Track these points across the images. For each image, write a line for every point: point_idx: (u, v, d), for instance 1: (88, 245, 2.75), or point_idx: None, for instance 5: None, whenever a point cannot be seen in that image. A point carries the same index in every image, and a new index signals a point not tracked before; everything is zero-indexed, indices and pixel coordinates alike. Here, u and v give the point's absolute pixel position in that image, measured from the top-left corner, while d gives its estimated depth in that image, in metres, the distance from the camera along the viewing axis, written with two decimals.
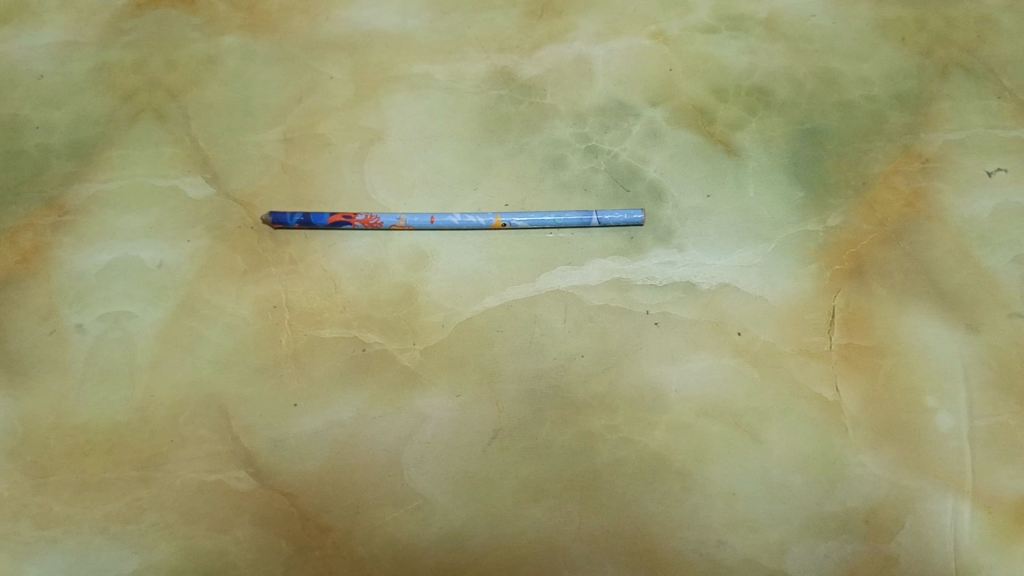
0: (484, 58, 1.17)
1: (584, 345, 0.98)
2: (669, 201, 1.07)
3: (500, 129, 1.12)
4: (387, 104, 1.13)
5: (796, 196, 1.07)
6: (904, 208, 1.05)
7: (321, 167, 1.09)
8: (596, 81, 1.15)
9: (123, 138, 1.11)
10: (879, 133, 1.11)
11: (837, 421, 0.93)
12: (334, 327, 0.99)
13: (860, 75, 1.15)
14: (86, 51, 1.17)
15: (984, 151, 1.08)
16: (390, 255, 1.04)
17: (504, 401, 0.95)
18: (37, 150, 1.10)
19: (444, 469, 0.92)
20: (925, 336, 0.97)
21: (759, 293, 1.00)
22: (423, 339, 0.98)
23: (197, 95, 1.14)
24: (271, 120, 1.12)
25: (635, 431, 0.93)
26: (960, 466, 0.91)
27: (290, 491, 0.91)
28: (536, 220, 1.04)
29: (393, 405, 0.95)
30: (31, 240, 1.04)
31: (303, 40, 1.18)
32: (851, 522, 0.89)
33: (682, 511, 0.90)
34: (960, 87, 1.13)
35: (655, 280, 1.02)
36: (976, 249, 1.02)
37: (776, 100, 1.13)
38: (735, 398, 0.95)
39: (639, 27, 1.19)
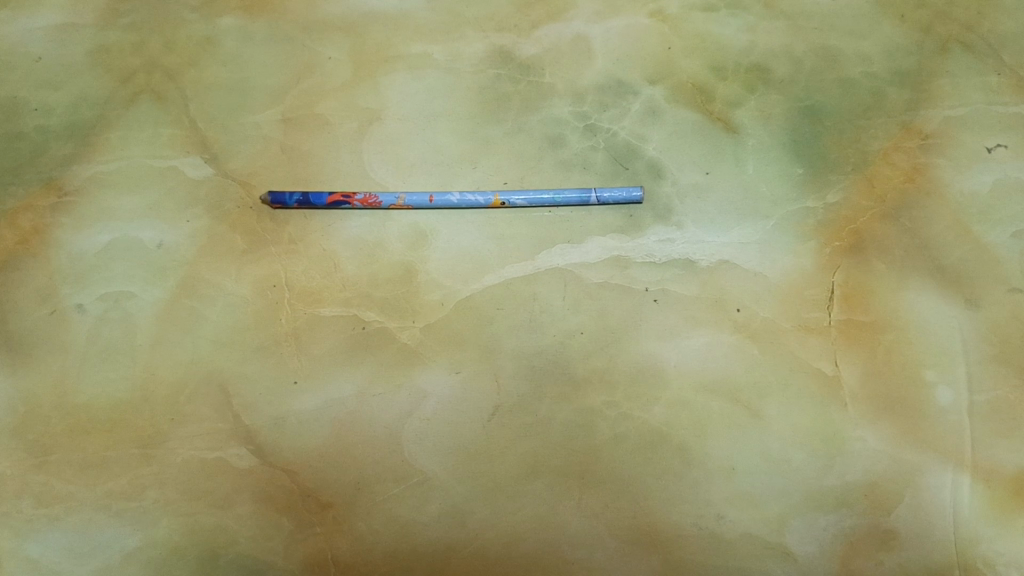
0: (482, 37, 1.16)
1: (583, 323, 0.98)
2: (668, 179, 1.07)
3: (498, 108, 1.12)
4: (385, 84, 1.13)
5: (795, 173, 1.07)
6: (904, 184, 1.05)
7: (320, 147, 1.09)
8: (595, 60, 1.15)
9: (121, 119, 1.11)
10: (879, 110, 1.11)
11: (837, 396, 0.94)
12: (333, 305, 0.99)
13: (859, 53, 1.14)
14: (84, 33, 1.17)
15: (984, 127, 1.08)
16: (390, 233, 1.04)
17: (504, 378, 0.95)
18: (36, 132, 1.10)
19: (444, 445, 0.92)
20: (924, 311, 0.97)
21: (758, 269, 1.00)
22: (422, 317, 0.98)
23: (195, 76, 1.14)
24: (270, 101, 1.12)
25: (635, 407, 0.94)
26: (960, 440, 0.91)
27: (291, 467, 0.91)
28: (534, 198, 1.04)
29: (393, 383, 0.95)
30: (31, 221, 1.04)
31: (301, 21, 1.17)
32: (851, 495, 0.89)
33: (682, 486, 0.90)
34: (960, 63, 1.12)
35: (654, 257, 1.02)
36: (976, 225, 1.02)
37: (775, 78, 1.13)
38: (735, 374, 0.95)
39: (638, 6, 1.18)
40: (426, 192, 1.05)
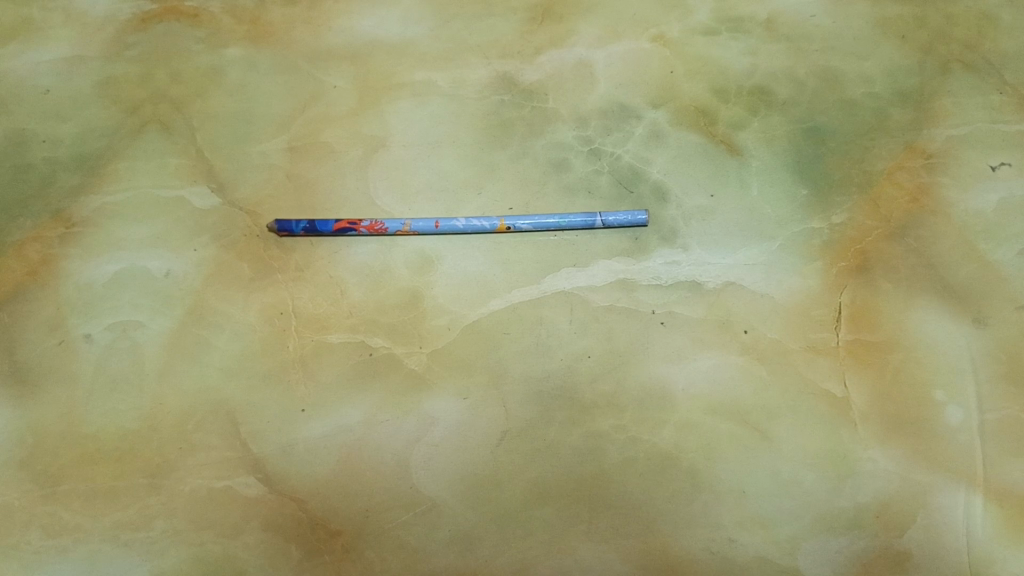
0: (486, 64, 1.18)
1: (591, 346, 0.98)
2: (672, 202, 1.07)
3: (503, 134, 1.12)
4: (390, 112, 1.14)
5: (799, 194, 1.07)
6: (908, 204, 1.05)
7: (326, 175, 1.10)
8: (598, 84, 1.16)
9: (128, 150, 1.12)
10: (881, 131, 1.11)
11: (846, 417, 0.93)
12: (340, 332, 0.99)
13: (861, 74, 1.16)
14: (92, 65, 1.18)
15: (987, 146, 1.08)
16: (396, 260, 1.04)
17: (511, 403, 0.95)
18: (44, 163, 1.11)
19: (452, 470, 0.92)
20: (932, 330, 0.97)
21: (765, 291, 1.00)
22: (429, 343, 0.98)
23: (201, 106, 1.15)
24: (276, 129, 1.13)
25: (644, 430, 0.93)
26: (971, 460, 0.90)
27: (299, 496, 0.91)
28: (539, 223, 1.04)
29: (401, 409, 0.95)
30: (39, 252, 1.05)
31: (307, 50, 1.19)
32: (863, 517, 0.88)
33: (693, 509, 0.89)
34: (962, 83, 1.14)
35: (661, 280, 1.02)
36: (982, 243, 1.02)
37: (778, 100, 1.14)
38: (743, 395, 0.95)
39: (639, 32, 1.20)
40: (432, 218, 1.06)
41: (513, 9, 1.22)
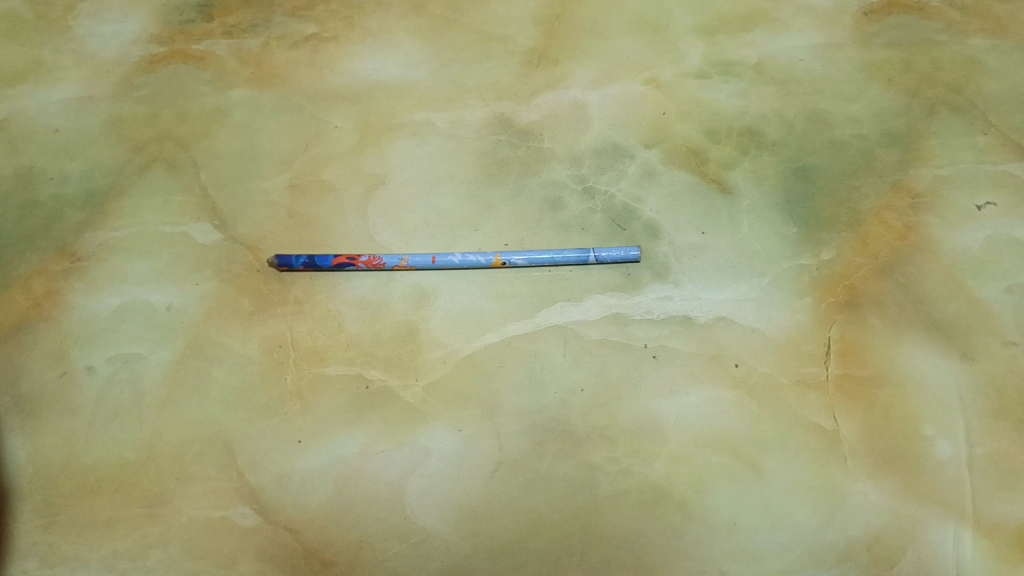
0: (484, 105, 1.21)
1: (584, 379, 0.99)
2: (664, 239, 1.09)
3: (499, 172, 1.15)
4: (390, 151, 1.17)
5: (789, 232, 1.09)
6: (896, 241, 1.07)
7: (326, 212, 1.12)
8: (592, 125, 1.19)
9: (134, 187, 1.15)
10: (869, 171, 1.14)
11: (836, 451, 0.94)
12: (337, 365, 1.01)
13: (849, 116, 1.19)
14: (101, 106, 1.22)
15: (973, 186, 1.11)
16: (393, 294, 1.06)
17: (505, 435, 0.96)
18: (51, 199, 1.14)
19: (446, 502, 0.93)
20: (920, 365, 0.99)
21: (755, 325, 1.02)
22: (424, 375, 1.00)
23: (206, 145, 1.18)
24: (278, 168, 1.16)
25: (636, 462, 0.94)
26: (961, 493, 0.91)
27: (294, 526, 0.92)
28: (534, 258, 1.07)
29: (396, 441, 0.96)
30: (43, 285, 1.07)
31: (310, 92, 1.22)
32: (854, 549, 0.89)
33: (684, 541, 0.90)
34: (948, 125, 1.17)
35: (653, 314, 1.03)
36: (968, 280, 1.04)
37: (768, 141, 1.17)
38: (734, 429, 0.96)
39: (633, 75, 1.23)
40: (428, 253, 1.08)
41: (510, 53, 1.26)
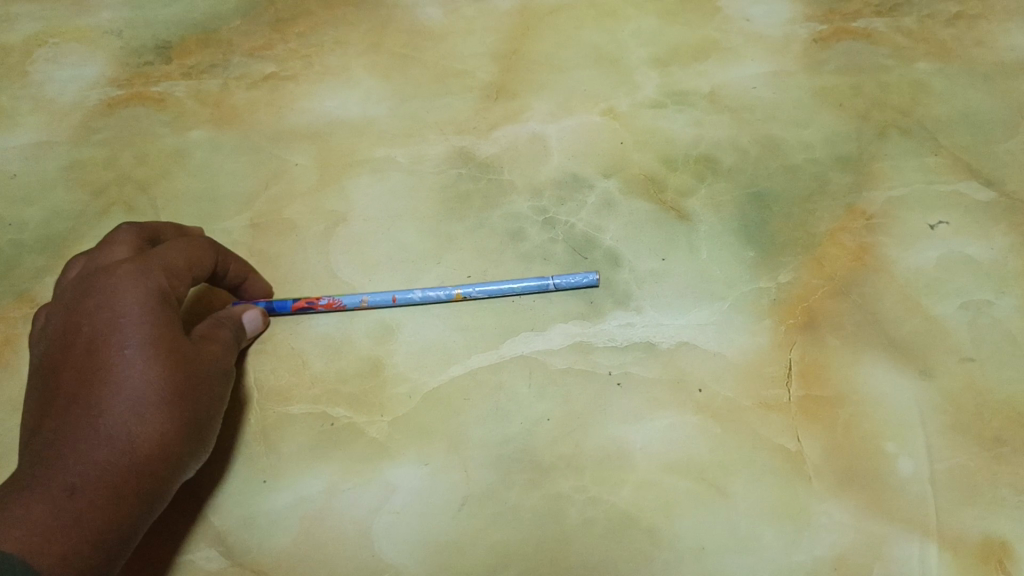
0: (443, 140, 1.22)
1: (549, 409, 1.00)
2: (625, 266, 1.10)
3: (460, 206, 1.16)
4: (351, 187, 1.17)
5: (747, 256, 1.11)
6: (852, 262, 1.09)
7: (289, 250, 1.13)
8: (551, 156, 1.20)
9: (94, 231, 1.14)
10: (823, 194, 1.16)
11: (801, 471, 0.95)
12: (301, 403, 1.01)
13: (802, 141, 1.21)
14: (59, 150, 1.21)
15: (925, 206, 1.14)
16: (356, 330, 1.06)
17: (471, 468, 0.96)
18: (9, 246, 1.13)
19: (415, 537, 0.92)
20: (880, 384, 1.00)
21: (717, 350, 1.03)
22: (390, 411, 1.00)
23: (166, 186, 1.18)
24: (239, 207, 1.16)
25: (603, 490, 0.95)
26: (924, 509, 0.93)
27: (261, 569, 0.91)
28: (494, 289, 1.07)
29: (362, 478, 0.96)
30: (2, 333, 1.06)
31: (269, 131, 1.23)
32: (821, 570, 0.90)
33: (654, 568, 0.90)
34: (898, 147, 1.20)
35: (616, 342, 1.04)
36: (924, 299, 1.06)
37: (723, 167, 1.19)
38: (699, 453, 0.97)
39: (590, 107, 1.25)
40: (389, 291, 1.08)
41: (468, 88, 1.27)
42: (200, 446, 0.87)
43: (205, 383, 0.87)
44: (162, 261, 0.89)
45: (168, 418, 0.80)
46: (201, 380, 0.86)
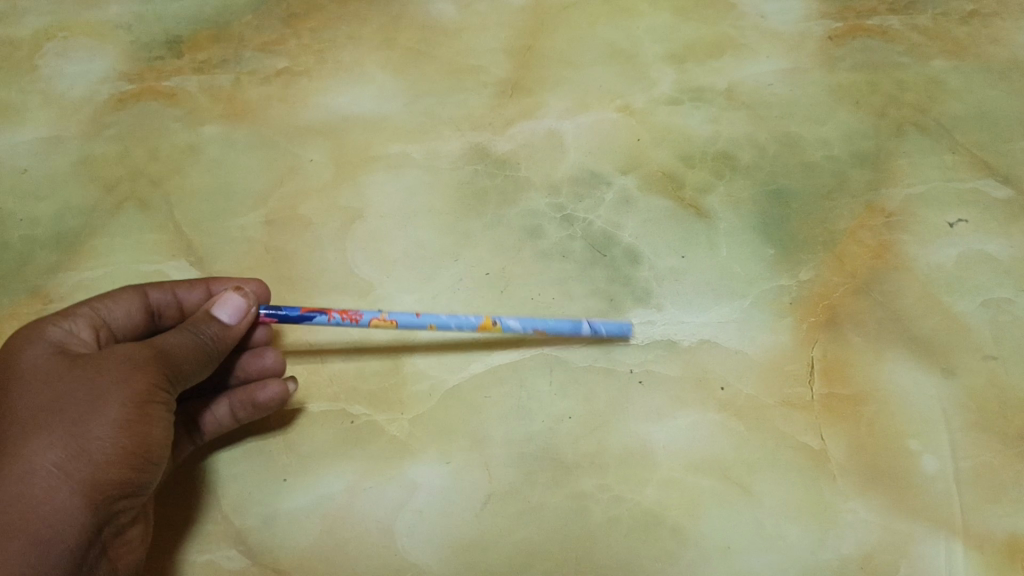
0: (459, 136, 1.21)
1: (571, 407, 0.99)
2: (645, 264, 1.10)
3: (477, 203, 1.15)
4: (367, 184, 1.16)
5: (766, 254, 1.10)
6: (872, 260, 1.09)
7: (304, 247, 1.11)
8: (568, 153, 1.19)
9: (107, 227, 1.13)
10: (842, 191, 1.15)
11: (825, 469, 0.95)
12: (320, 401, 1.00)
13: (819, 138, 1.21)
14: (70, 145, 1.20)
15: (944, 204, 1.14)
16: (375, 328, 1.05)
17: (494, 466, 0.95)
18: (21, 242, 1.12)
19: (437, 536, 0.91)
20: (903, 381, 1.00)
21: (739, 347, 1.03)
22: (410, 409, 0.99)
23: (179, 182, 1.17)
24: (253, 203, 1.15)
25: (626, 488, 0.94)
26: (949, 507, 0.92)
27: (282, 568, 0.90)
28: (528, 323, 0.99)
29: (383, 476, 0.95)
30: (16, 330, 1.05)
31: (283, 126, 1.22)
32: (847, 568, 0.89)
33: (679, 567, 0.89)
34: (916, 145, 1.20)
35: (637, 339, 1.04)
36: (945, 296, 1.06)
37: (741, 164, 1.18)
38: (723, 452, 0.96)
39: (606, 103, 1.25)
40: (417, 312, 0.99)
41: (483, 84, 1.26)
42: (135, 444, 0.76)
43: (112, 379, 0.76)
44: (61, 324, 0.83)
45: (43, 446, 0.72)
46: (97, 380, 0.76)
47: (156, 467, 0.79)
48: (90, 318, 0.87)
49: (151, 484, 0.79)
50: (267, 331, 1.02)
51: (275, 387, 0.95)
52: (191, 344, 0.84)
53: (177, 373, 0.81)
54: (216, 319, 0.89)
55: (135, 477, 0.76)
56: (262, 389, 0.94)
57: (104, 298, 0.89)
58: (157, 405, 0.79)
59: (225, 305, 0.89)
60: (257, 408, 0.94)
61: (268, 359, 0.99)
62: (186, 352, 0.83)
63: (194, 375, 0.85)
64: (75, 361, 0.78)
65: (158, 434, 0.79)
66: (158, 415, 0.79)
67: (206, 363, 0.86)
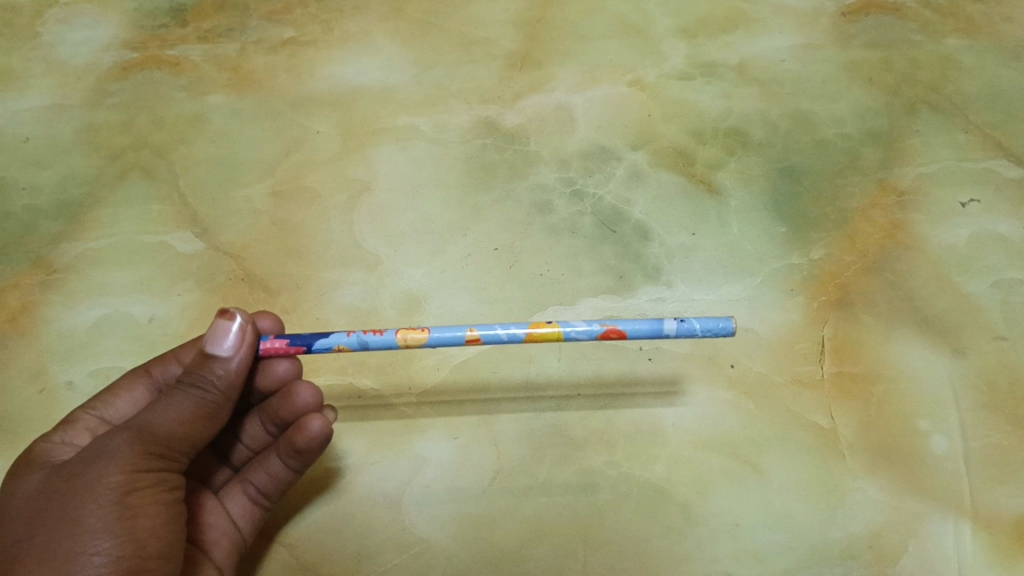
0: (468, 109, 1.20)
1: (581, 383, 0.98)
2: (655, 240, 1.09)
3: (485, 177, 1.14)
4: (375, 156, 1.15)
5: (777, 231, 1.09)
6: (884, 239, 1.08)
7: (311, 219, 1.10)
8: (578, 128, 1.18)
9: (110, 196, 1.11)
10: (854, 169, 1.14)
11: (835, 448, 0.94)
12: (328, 375, 0.99)
13: (831, 115, 1.19)
14: (73, 114, 1.19)
15: (956, 183, 1.13)
16: (383, 301, 1.04)
17: (503, 441, 0.95)
18: (24, 211, 1.10)
19: (446, 512, 0.91)
20: (913, 361, 0.99)
21: (749, 325, 1.02)
22: (418, 383, 0.98)
23: (184, 152, 1.15)
24: (259, 174, 1.13)
25: (636, 466, 0.94)
26: (958, 488, 0.92)
27: (290, 541, 0.90)
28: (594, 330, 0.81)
29: (391, 451, 0.94)
30: (19, 299, 1.04)
31: (289, 97, 1.20)
32: (856, 547, 0.89)
33: (688, 544, 0.89)
34: (928, 124, 1.18)
35: (647, 316, 1.03)
36: (956, 276, 1.05)
37: (752, 141, 1.17)
38: (733, 429, 0.96)
39: (616, 77, 1.23)
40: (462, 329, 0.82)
41: (492, 56, 1.25)
42: (121, 545, 0.68)
43: (86, 484, 0.69)
44: (55, 437, 0.81)
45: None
46: (71, 490, 0.69)
47: (166, 557, 0.71)
48: (90, 424, 0.84)
49: (167, 572, 0.72)
50: (292, 363, 0.88)
51: (318, 422, 0.85)
52: (185, 405, 0.73)
53: (162, 444, 0.72)
54: (210, 357, 0.74)
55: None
56: (303, 433, 0.85)
57: (108, 394, 0.86)
58: (144, 493, 0.71)
59: (215, 336, 0.75)
60: (306, 451, 0.86)
61: (304, 396, 0.87)
62: (175, 419, 0.73)
63: (197, 436, 0.75)
64: (58, 471, 0.72)
65: (153, 521, 0.71)
66: (146, 502, 0.71)
67: (213, 415, 0.76)
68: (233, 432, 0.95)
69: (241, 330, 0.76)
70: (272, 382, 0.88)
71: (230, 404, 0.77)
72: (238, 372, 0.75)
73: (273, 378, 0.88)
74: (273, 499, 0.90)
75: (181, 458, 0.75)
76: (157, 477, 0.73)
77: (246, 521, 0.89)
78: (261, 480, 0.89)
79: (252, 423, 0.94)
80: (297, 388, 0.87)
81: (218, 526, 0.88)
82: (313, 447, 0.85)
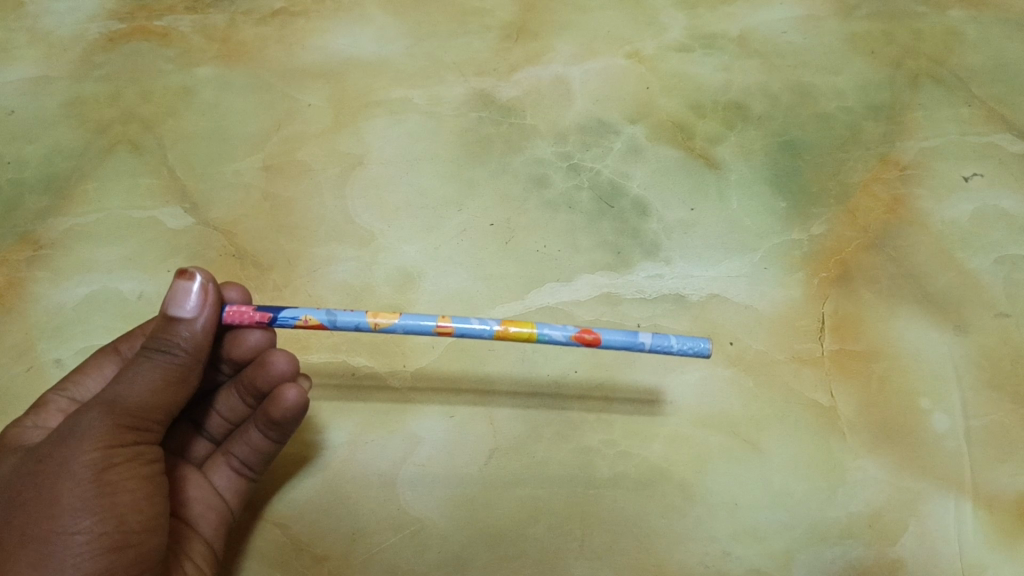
0: (463, 82, 1.17)
1: (577, 361, 0.97)
2: (653, 216, 1.07)
3: (481, 150, 1.11)
4: (367, 130, 1.13)
5: (778, 207, 1.07)
6: (886, 214, 1.06)
7: (303, 194, 1.07)
8: (575, 101, 1.16)
9: (98, 170, 1.09)
10: (856, 143, 1.13)
11: (835, 427, 0.93)
12: (321, 352, 0.97)
13: (833, 89, 1.17)
14: (59, 86, 1.16)
15: (959, 158, 1.11)
16: (377, 277, 1.02)
17: (498, 420, 0.93)
18: (10, 185, 1.08)
19: (441, 491, 0.89)
20: (915, 338, 0.98)
21: (749, 302, 1.00)
22: (412, 361, 0.97)
23: (173, 125, 1.13)
24: (250, 148, 1.11)
25: (634, 444, 0.93)
26: (959, 467, 0.91)
27: (282, 521, 0.88)
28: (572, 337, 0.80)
29: (385, 429, 0.93)
30: (6, 276, 1.02)
31: (280, 69, 1.17)
32: (856, 526, 0.88)
33: (686, 523, 0.88)
34: (932, 97, 1.16)
35: (645, 293, 1.01)
36: (959, 252, 1.04)
37: (753, 115, 1.15)
38: (731, 408, 0.94)
39: (614, 49, 1.21)
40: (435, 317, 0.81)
41: (487, 27, 1.22)
42: (102, 520, 0.66)
43: (60, 463, 0.67)
44: (25, 422, 0.80)
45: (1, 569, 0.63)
46: (44, 470, 0.66)
47: (150, 531, 0.70)
48: (61, 406, 0.83)
49: (151, 547, 0.70)
50: (264, 332, 0.86)
51: (293, 391, 0.83)
52: (153, 372, 0.71)
53: (133, 416, 0.70)
54: (173, 321, 0.72)
55: (120, 553, 0.67)
56: (279, 404, 0.83)
57: (76, 374, 0.84)
58: (121, 468, 0.69)
59: (176, 298, 0.73)
60: (283, 422, 0.84)
61: (279, 364, 0.85)
62: (146, 388, 0.71)
63: (170, 404, 0.73)
64: (29, 453, 0.69)
65: (133, 495, 0.70)
66: (124, 477, 0.69)
67: (184, 379, 0.74)
68: (208, 404, 0.93)
69: (202, 289, 0.74)
70: (247, 352, 0.87)
71: (199, 367, 0.76)
72: (204, 332, 0.74)
73: (247, 348, 0.87)
74: (258, 471, 0.89)
75: (155, 429, 0.73)
76: (133, 450, 0.71)
77: (232, 493, 0.88)
78: (243, 452, 0.88)
79: (226, 393, 0.92)
80: (272, 356, 0.85)
81: (203, 500, 0.86)
82: (290, 418, 0.84)
